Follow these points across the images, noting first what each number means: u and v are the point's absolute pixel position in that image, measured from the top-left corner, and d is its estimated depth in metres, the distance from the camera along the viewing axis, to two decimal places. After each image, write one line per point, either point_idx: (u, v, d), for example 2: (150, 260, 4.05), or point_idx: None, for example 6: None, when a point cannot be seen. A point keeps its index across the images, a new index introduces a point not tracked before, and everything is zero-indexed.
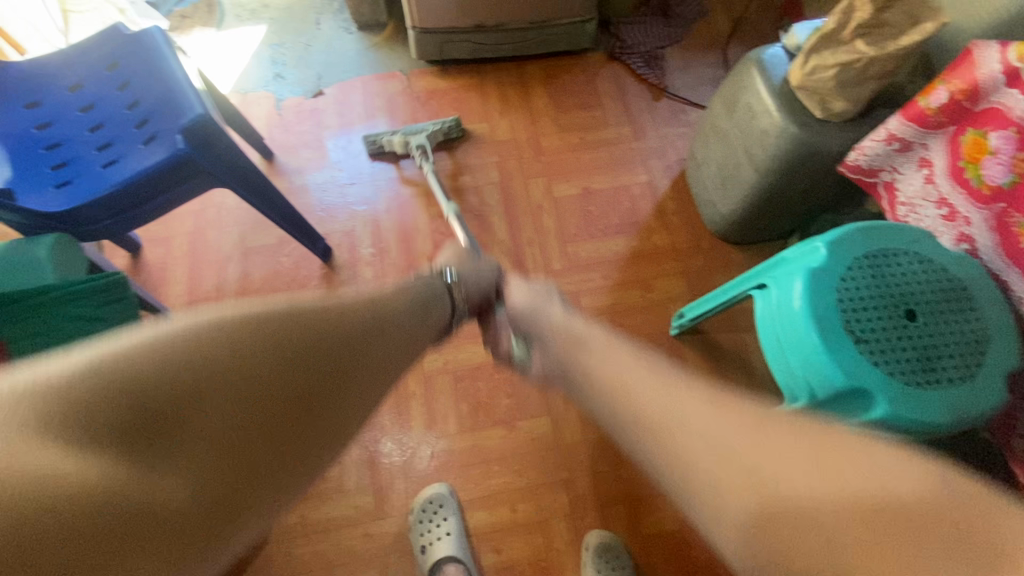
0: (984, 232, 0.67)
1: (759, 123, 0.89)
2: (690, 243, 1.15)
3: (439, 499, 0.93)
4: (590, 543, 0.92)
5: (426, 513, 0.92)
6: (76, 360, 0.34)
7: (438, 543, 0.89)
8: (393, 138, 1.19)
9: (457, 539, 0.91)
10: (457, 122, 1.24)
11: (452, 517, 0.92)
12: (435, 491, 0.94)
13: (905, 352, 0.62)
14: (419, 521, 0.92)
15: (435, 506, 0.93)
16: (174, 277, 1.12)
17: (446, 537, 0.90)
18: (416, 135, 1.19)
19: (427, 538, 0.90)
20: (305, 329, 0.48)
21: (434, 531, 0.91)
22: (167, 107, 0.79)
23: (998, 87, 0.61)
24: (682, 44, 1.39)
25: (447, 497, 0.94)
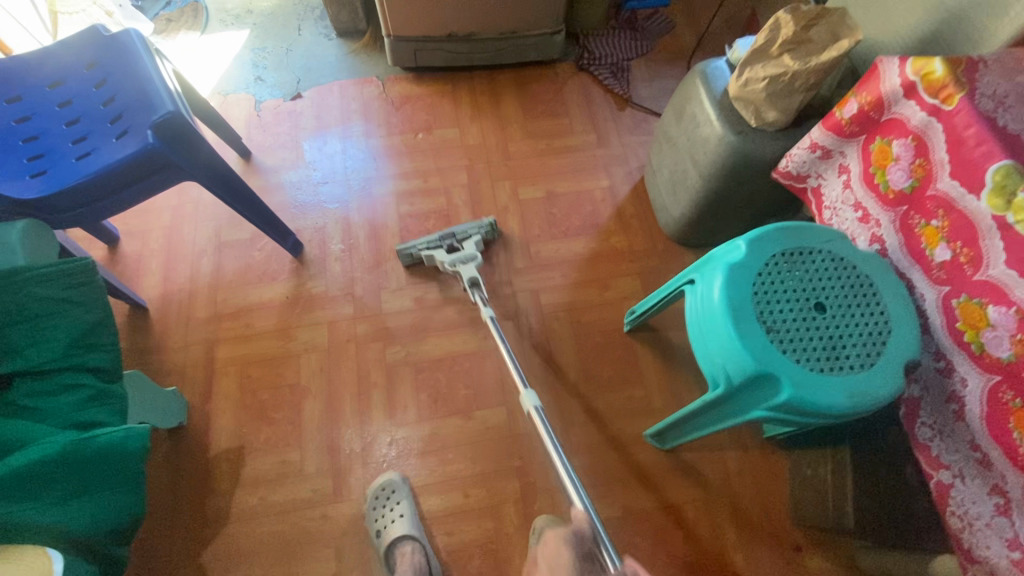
0: (891, 234, 0.72)
1: (702, 131, 0.95)
2: (647, 245, 1.21)
3: (391, 485, 0.97)
4: (539, 526, 0.94)
5: (379, 500, 0.96)
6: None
7: (392, 525, 0.92)
8: (433, 254, 1.12)
9: (410, 520, 0.94)
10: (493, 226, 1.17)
11: (405, 501, 0.96)
12: (387, 478, 0.98)
13: (810, 341, 0.68)
14: (373, 508, 0.95)
15: (387, 492, 0.97)
16: (149, 268, 1.17)
17: (400, 519, 0.93)
18: (466, 265, 1.08)
19: (382, 521, 0.93)
20: None
21: (388, 515, 0.94)
22: (140, 104, 0.84)
23: (898, 99, 0.66)
24: (648, 57, 1.45)
25: (399, 483, 0.98)
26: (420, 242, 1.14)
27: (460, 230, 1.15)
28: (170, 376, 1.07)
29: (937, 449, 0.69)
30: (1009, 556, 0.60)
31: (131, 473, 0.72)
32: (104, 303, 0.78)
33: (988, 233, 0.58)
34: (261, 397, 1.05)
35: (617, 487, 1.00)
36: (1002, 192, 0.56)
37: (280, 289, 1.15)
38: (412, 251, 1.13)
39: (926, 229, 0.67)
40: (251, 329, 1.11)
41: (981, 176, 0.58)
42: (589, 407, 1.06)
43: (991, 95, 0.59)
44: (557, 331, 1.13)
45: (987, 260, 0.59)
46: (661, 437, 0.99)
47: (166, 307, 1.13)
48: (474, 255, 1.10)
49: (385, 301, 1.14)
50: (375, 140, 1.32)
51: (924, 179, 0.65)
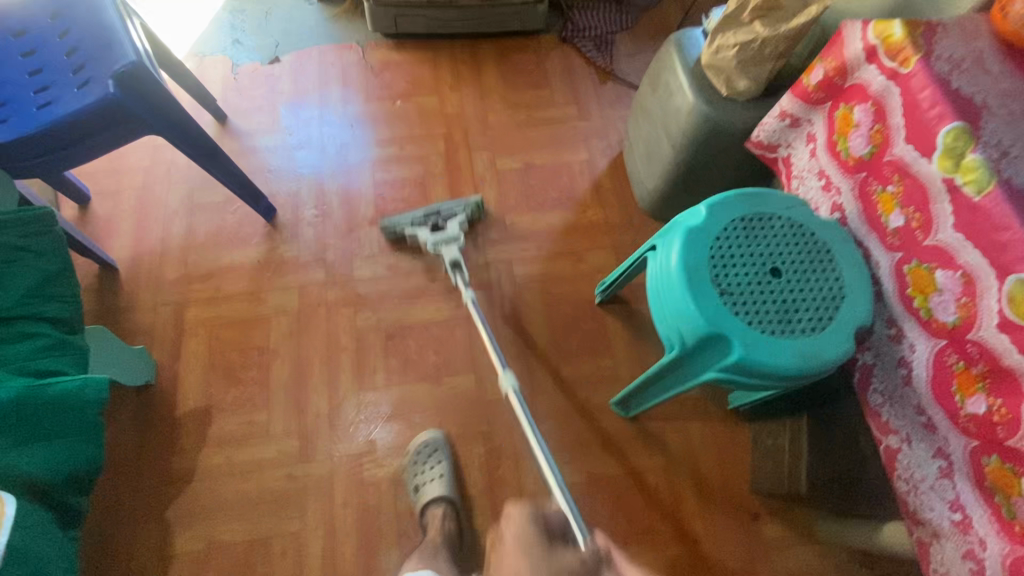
0: (851, 201, 0.73)
1: (675, 100, 0.94)
2: (622, 220, 1.21)
3: (432, 445, 0.98)
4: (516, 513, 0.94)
5: (420, 457, 0.97)
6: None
7: (431, 484, 0.94)
8: (416, 233, 1.10)
9: (448, 480, 0.95)
10: (479, 205, 1.16)
11: (445, 462, 0.97)
12: (429, 437, 0.99)
13: (763, 304, 0.68)
14: (414, 463, 0.97)
15: (429, 450, 0.98)
16: (119, 229, 1.16)
17: (438, 479, 0.94)
18: (448, 247, 1.06)
19: (421, 480, 0.95)
20: None
21: (428, 472, 0.96)
22: (102, 53, 0.83)
23: (861, 64, 0.66)
24: (633, 31, 1.44)
25: (441, 443, 0.99)
26: (406, 219, 1.12)
27: (446, 208, 1.14)
28: (138, 335, 1.07)
29: (887, 414, 0.71)
30: (951, 518, 0.62)
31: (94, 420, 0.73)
32: (64, 254, 0.78)
33: (938, 196, 0.59)
34: (230, 358, 1.06)
35: (581, 453, 1.01)
36: (952, 155, 0.56)
37: (252, 253, 1.14)
38: (398, 228, 1.12)
39: (883, 195, 0.67)
40: (221, 291, 1.11)
41: (933, 138, 0.58)
42: (557, 376, 1.07)
43: (947, 59, 0.59)
44: (529, 301, 1.13)
45: (937, 223, 0.60)
46: (626, 405, 1.00)
47: (136, 268, 1.12)
48: (457, 237, 1.08)
49: (358, 268, 1.14)
50: (353, 107, 1.31)
51: (882, 145, 0.65)
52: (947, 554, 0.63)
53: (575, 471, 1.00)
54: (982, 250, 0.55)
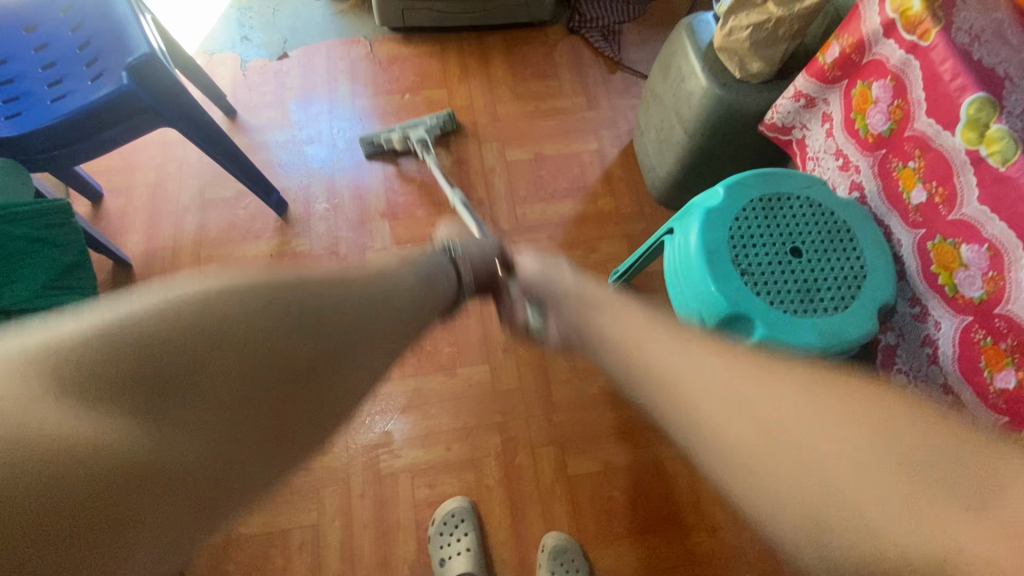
0: (870, 179, 0.72)
1: (687, 85, 0.94)
2: (634, 209, 1.21)
3: (459, 514, 0.93)
4: (546, 545, 0.91)
5: (446, 527, 0.92)
6: (90, 318, 0.43)
7: (457, 557, 0.89)
8: (391, 136, 1.21)
9: (476, 556, 0.90)
10: (450, 115, 1.25)
11: (472, 534, 0.91)
12: (456, 505, 0.94)
13: (784, 283, 0.68)
14: (439, 533, 0.92)
15: (456, 520, 0.93)
16: (132, 225, 1.16)
17: (465, 554, 0.89)
18: (415, 129, 1.22)
19: (447, 553, 0.90)
20: (290, 346, 0.55)
21: (453, 545, 0.90)
22: (115, 46, 0.83)
23: (878, 39, 0.65)
24: (641, 21, 1.43)
25: (468, 512, 0.94)
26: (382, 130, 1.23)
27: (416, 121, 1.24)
28: None
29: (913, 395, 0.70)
30: None
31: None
32: (81, 245, 0.78)
33: (962, 169, 0.58)
34: None
35: (597, 443, 1.01)
36: (975, 125, 0.56)
37: (264, 247, 1.15)
38: (374, 139, 1.22)
39: (904, 171, 0.66)
40: None
41: (955, 110, 0.57)
42: (572, 365, 1.07)
43: (967, 30, 0.58)
44: None
45: (961, 198, 0.59)
46: None
47: (150, 264, 1.13)
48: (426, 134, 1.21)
49: (370, 260, 1.14)
50: (361, 100, 1.31)
51: (902, 120, 0.65)
52: None
53: (591, 459, 0.99)
54: (1009, 221, 0.54)
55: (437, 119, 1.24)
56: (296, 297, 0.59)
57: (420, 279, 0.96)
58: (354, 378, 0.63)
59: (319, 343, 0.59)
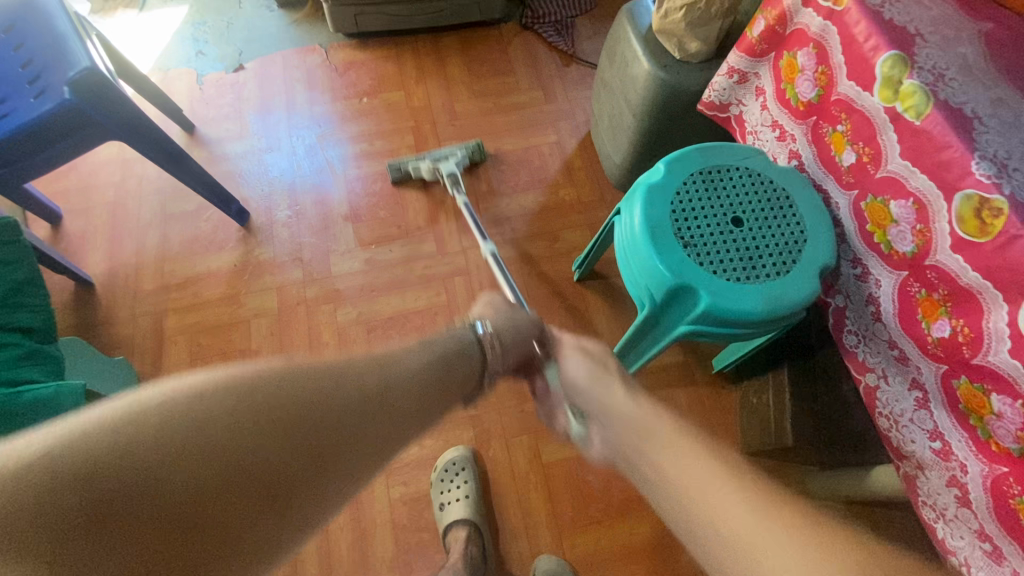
0: (806, 146, 0.73)
1: (632, 69, 0.95)
2: (596, 197, 1.22)
3: (460, 462, 0.96)
4: (538, 568, 0.89)
5: (447, 475, 0.95)
6: (53, 432, 0.36)
7: (454, 505, 0.91)
8: (419, 166, 1.19)
9: (473, 503, 0.92)
10: (480, 148, 1.22)
11: (471, 482, 0.94)
12: (456, 454, 0.97)
13: (728, 252, 0.69)
14: (440, 481, 0.94)
15: (457, 467, 0.95)
16: (93, 245, 1.16)
17: (462, 501, 0.92)
18: (445, 162, 1.17)
19: (445, 498, 0.92)
20: (256, 390, 0.45)
21: (452, 492, 0.93)
22: (56, 61, 0.83)
23: (798, 9, 0.67)
24: (593, 13, 1.45)
25: (470, 462, 0.96)
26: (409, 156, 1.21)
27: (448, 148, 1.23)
28: (119, 347, 1.06)
29: (863, 354, 0.72)
30: (931, 447, 0.63)
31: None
32: (32, 263, 0.79)
33: (883, 128, 0.59)
34: (212, 362, 1.06)
35: None
36: (890, 83, 0.57)
37: (227, 257, 1.14)
38: (401, 166, 1.20)
39: (834, 135, 0.67)
40: (199, 298, 1.11)
41: (872, 70, 0.59)
42: None
43: None
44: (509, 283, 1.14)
45: (885, 155, 0.60)
46: None
47: (113, 282, 1.12)
48: (454, 156, 1.19)
49: (334, 264, 1.14)
50: (320, 107, 1.31)
51: (828, 86, 0.66)
52: (932, 483, 0.63)
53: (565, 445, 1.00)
54: (930, 173, 0.56)
55: (467, 150, 1.21)
56: (277, 392, 0.46)
57: (452, 343, 0.80)
58: (362, 449, 0.51)
59: (308, 442, 0.47)
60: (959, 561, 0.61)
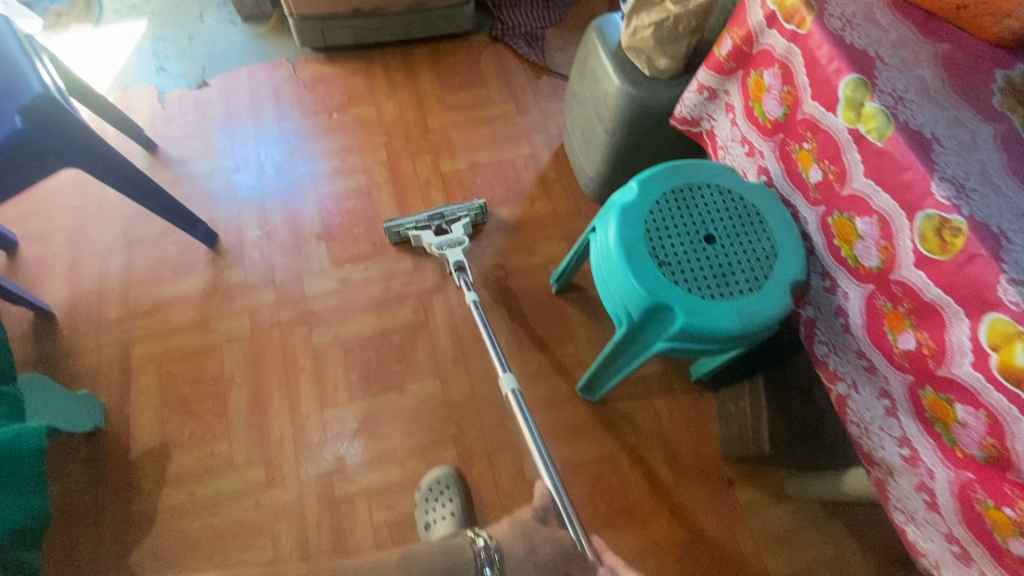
0: (774, 163, 0.75)
1: (603, 86, 0.96)
2: (571, 209, 1.23)
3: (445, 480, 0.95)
4: None
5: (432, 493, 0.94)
6: None
7: (440, 523, 0.90)
8: (419, 236, 1.10)
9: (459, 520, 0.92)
10: (482, 207, 1.16)
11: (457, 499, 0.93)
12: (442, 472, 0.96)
13: (702, 270, 0.70)
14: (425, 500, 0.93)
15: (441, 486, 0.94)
16: (52, 272, 1.11)
17: (448, 518, 0.91)
18: (452, 249, 1.07)
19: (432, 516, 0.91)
20: None
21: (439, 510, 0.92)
22: (5, 86, 0.78)
23: (763, 30, 0.68)
24: (562, 25, 1.46)
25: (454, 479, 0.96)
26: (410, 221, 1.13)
27: (451, 211, 1.14)
28: (82, 381, 1.02)
29: (833, 363, 0.73)
30: (901, 454, 0.65)
31: (40, 473, 0.67)
32: None
33: (847, 146, 0.61)
34: (183, 391, 1.02)
35: (556, 442, 1.01)
36: (853, 105, 0.59)
37: (196, 281, 1.11)
38: (401, 229, 1.12)
39: (801, 153, 0.69)
40: (168, 324, 1.07)
41: (834, 92, 0.60)
42: (522, 370, 1.06)
43: (839, 16, 0.61)
44: (487, 298, 1.13)
45: (850, 173, 0.62)
46: (591, 390, 1.00)
47: (75, 310, 1.08)
48: (462, 239, 1.09)
49: (307, 285, 1.12)
50: (288, 123, 1.29)
51: (793, 105, 0.68)
52: (902, 488, 0.65)
53: None
54: (892, 191, 0.57)
55: (470, 210, 1.15)
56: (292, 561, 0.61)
57: (443, 558, 0.73)
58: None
59: None
60: (929, 562, 0.64)
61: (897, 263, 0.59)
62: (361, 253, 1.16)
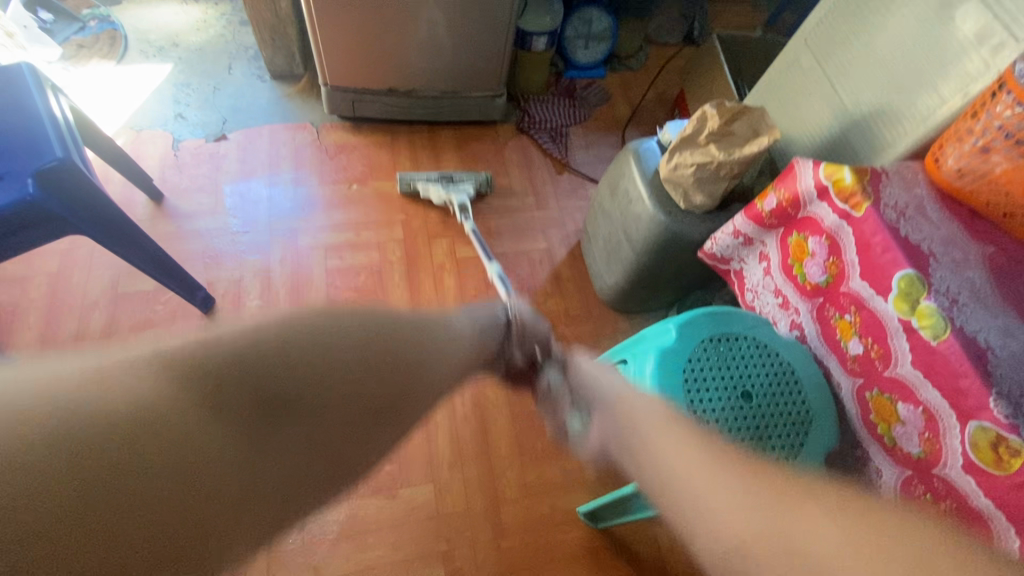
0: (810, 322, 0.75)
1: (634, 208, 0.97)
2: (583, 310, 1.21)
3: None
4: None
5: None
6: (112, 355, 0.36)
7: None
8: (430, 190, 1.25)
9: None
10: (489, 180, 1.30)
11: None
12: None
13: (738, 432, 0.68)
14: None
15: None
16: (26, 323, 1.02)
17: None
18: (457, 194, 1.24)
19: None
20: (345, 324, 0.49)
21: None
22: (21, 145, 0.73)
23: (812, 199, 0.69)
24: (586, 123, 1.49)
25: None
26: (422, 176, 1.26)
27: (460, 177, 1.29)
28: None
29: None
30: None
31: None
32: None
33: (895, 334, 0.61)
34: None
35: (551, 567, 0.94)
36: (907, 298, 0.59)
37: None
38: (412, 182, 1.25)
39: (841, 321, 0.69)
40: None
41: (888, 280, 0.61)
42: (521, 482, 1.01)
43: (893, 206, 0.63)
44: (492, 398, 1.08)
45: (895, 357, 0.62)
46: (595, 516, 0.95)
47: None
48: (466, 194, 1.26)
49: None
50: (305, 188, 1.26)
51: (837, 276, 0.68)
52: None
53: None
54: (943, 390, 0.57)
55: (477, 179, 1.28)
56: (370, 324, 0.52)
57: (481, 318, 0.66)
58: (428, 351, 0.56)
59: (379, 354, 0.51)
60: None
61: (939, 459, 0.59)
62: None
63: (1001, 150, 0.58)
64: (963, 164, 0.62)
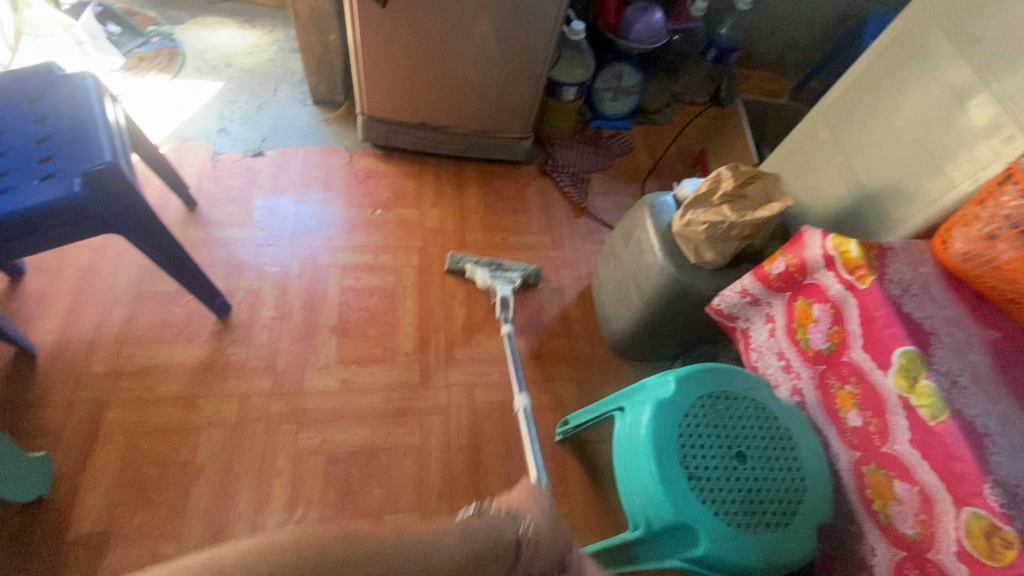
0: (810, 388, 0.75)
1: (646, 258, 0.99)
2: (587, 352, 1.21)
3: None
4: None
5: None
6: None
7: None
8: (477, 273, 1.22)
9: None
10: (537, 271, 1.27)
11: None
12: None
13: (731, 493, 0.68)
14: None
15: None
16: (50, 310, 1.06)
17: None
18: (503, 287, 1.19)
19: None
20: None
21: None
22: (75, 147, 0.78)
23: (819, 267, 0.70)
24: (608, 171, 1.54)
25: None
26: (472, 257, 1.24)
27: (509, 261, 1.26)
28: (42, 439, 0.94)
29: None
30: None
31: None
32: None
33: (895, 409, 0.61)
34: (145, 472, 0.94)
35: None
36: (907, 375, 0.59)
37: (195, 351, 1.07)
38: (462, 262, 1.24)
39: (842, 391, 0.69)
40: (153, 393, 1.01)
41: (888, 355, 0.61)
42: None
43: (898, 282, 0.64)
44: (488, 432, 1.08)
45: (894, 434, 0.62)
46: None
47: (59, 358, 1.01)
48: (513, 281, 1.21)
49: (307, 379, 1.07)
50: (331, 209, 1.31)
51: (840, 345, 0.69)
52: None
53: None
54: (939, 472, 0.56)
55: (525, 270, 1.25)
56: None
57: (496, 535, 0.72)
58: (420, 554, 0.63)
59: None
60: None
61: (932, 543, 0.58)
62: (373, 354, 1.13)
63: (1007, 239, 0.59)
64: (970, 249, 0.63)
